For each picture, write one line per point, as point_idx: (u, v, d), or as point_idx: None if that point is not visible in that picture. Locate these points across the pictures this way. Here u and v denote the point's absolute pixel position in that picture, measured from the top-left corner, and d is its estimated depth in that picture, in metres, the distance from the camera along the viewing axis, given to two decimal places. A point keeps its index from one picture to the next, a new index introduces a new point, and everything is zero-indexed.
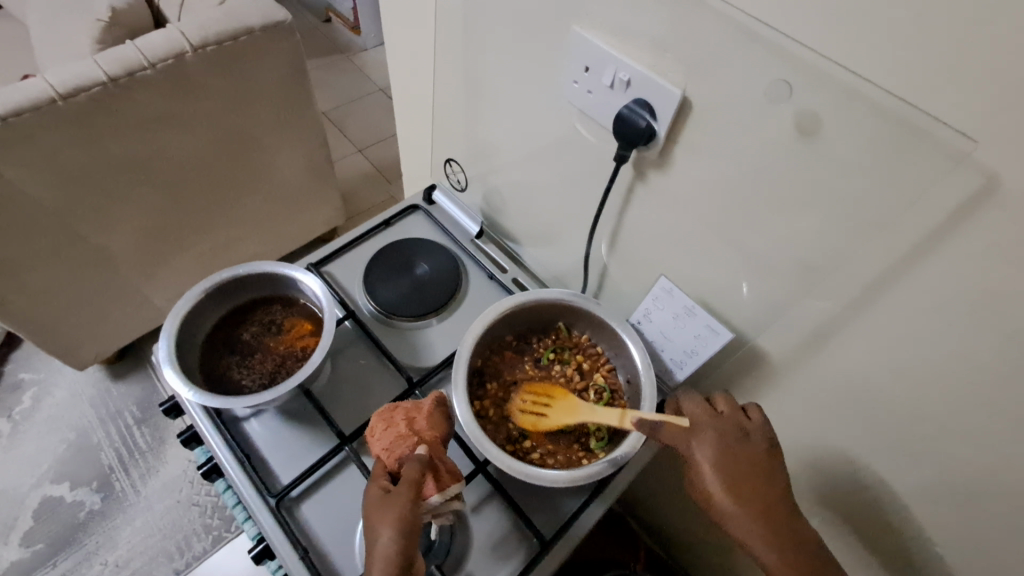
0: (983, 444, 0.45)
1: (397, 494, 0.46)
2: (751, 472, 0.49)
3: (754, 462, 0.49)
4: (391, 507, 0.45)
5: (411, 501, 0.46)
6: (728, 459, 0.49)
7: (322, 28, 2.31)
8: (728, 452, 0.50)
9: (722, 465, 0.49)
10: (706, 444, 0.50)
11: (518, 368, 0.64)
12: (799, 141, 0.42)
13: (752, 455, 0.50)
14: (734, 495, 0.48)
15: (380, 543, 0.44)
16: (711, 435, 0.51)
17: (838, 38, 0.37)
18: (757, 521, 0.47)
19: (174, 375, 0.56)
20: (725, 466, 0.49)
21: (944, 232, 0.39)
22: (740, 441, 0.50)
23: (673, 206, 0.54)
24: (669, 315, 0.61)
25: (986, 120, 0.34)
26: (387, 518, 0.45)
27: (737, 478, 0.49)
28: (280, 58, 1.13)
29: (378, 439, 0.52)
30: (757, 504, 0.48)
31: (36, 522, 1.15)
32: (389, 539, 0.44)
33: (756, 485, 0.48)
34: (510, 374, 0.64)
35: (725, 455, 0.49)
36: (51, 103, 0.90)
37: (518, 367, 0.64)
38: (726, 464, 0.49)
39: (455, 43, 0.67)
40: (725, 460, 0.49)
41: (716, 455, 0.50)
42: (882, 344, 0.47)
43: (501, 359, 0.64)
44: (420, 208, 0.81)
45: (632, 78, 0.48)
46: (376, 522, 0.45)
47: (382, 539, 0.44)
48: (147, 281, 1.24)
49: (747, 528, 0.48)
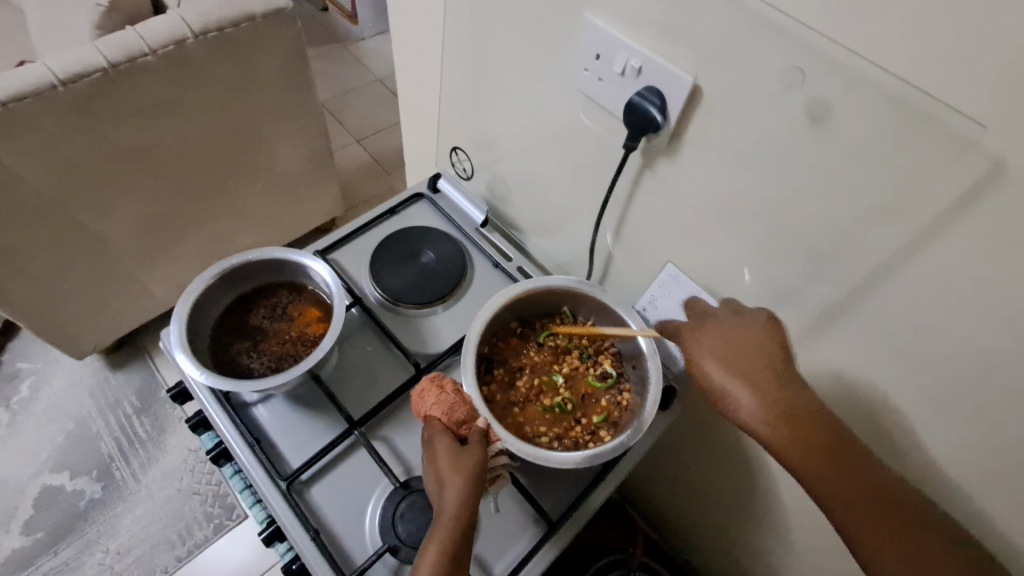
0: (984, 425, 0.46)
1: (471, 452, 0.50)
2: (754, 362, 0.50)
3: (771, 363, 0.49)
4: (464, 461, 0.49)
5: (481, 464, 0.49)
6: (730, 345, 0.51)
7: (320, 17, 2.29)
8: (739, 344, 0.51)
9: (724, 353, 0.51)
10: (715, 337, 0.53)
11: (522, 354, 0.65)
12: (810, 129, 0.42)
13: (756, 351, 0.50)
14: (742, 379, 0.49)
15: (451, 490, 0.47)
16: (713, 329, 0.54)
17: (854, 27, 0.38)
18: (780, 417, 0.46)
19: (186, 358, 0.56)
20: (726, 355, 0.51)
21: (950, 218, 0.40)
22: (742, 333, 0.52)
23: (681, 193, 0.55)
24: (675, 302, 0.62)
25: (996, 107, 0.35)
26: (460, 475, 0.48)
27: (737, 359, 0.50)
28: (282, 45, 1.12)
29: (431, 401, 0.54)
30: (775, 402, 0.47)
31: (36, 511, 1.15)
32: (464, 495, 0.47)
33: (770, 379, 0.48)
34: (516, 360, 0.64)
35: (726, 346, 0.51)
36: (52, 89, 0.89)
37: (523, 354, 0.65)
38: (728, 352, 0.51)
39: (463, 29, 0.67)
40: (726, 349, 0.51)
41: (716, 347, 0.52)
42: (887, 329, 0.48)
43: (507, 346, 0.65)
44: (424, 197, 0.81)
45: (643, 65, 0.49)
46: (448, 473, 0.48)
47: (453, 487, 0.47)
48: (145, 271, 1.24)
49: (739, 390, 0.48)
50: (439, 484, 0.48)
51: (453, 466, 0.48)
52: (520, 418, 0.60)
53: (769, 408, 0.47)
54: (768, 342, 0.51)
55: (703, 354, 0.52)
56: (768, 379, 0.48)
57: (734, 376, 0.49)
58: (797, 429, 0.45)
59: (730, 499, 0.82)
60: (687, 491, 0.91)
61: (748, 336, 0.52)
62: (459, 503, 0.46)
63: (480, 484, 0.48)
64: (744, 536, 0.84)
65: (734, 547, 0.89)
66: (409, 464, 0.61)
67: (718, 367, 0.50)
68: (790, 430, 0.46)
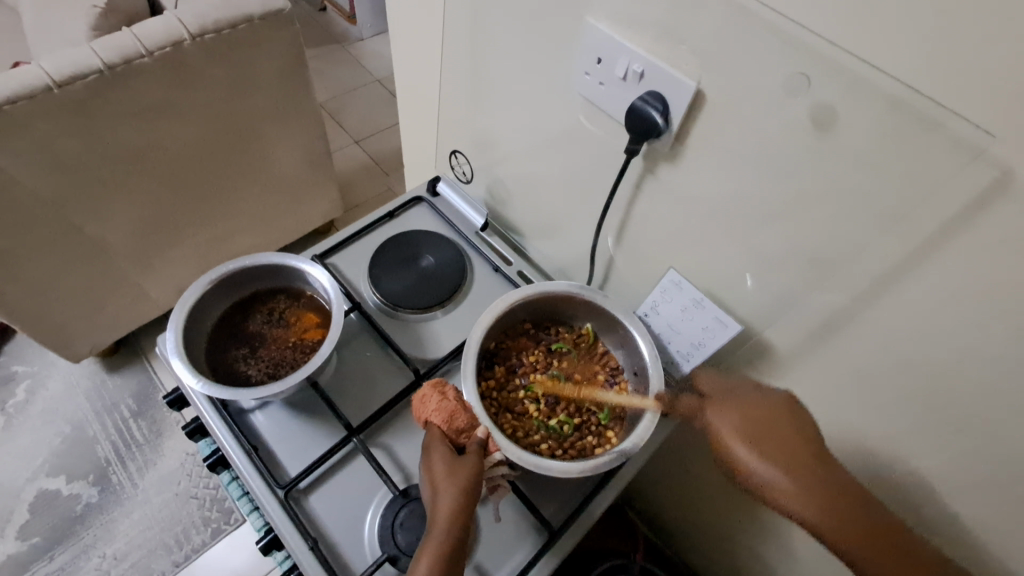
0: (989, 435, 0.46)
1: (466, 462, 0.49)
2: (777, 436, 0.51)
3: (801, 446, 0.50)
4: (459, 470, 0.48)
5: (477, 473, 0.49)
6: (750, 425, 0.52)
7: (318, 17, 2.29)
8: (762, 425, 0.52)
9: (746, 432, 0.52)
10: (738, 414, 0.53)
11: (516, 361, 0.63)
12: (814, 135, 0.42)
13: (779, 424, 0.52)
14: (770, 458, 0.50)
15: (442, 499, 0.47)
16: (735, 407, 0.54)
17: (861, 33, 0.37)
18: (802, 479, 0.48)
19: (182, 365, 0.56)
20: (752, 433, 0.52)
21: (955, 227, 0.39)
22: (764, 408, 0.53)
23: (683, 199, 0.54)
24: (677, 308, 0.61)
25: (1005, 115, 0.34)
26: (454, 485, 0.47)
27: (763, 438, 0.51)
28: (280, 46, 1.11)
29: (432, 409, 0.53)
30: (802, 472, 0.49)
31: (31, 516, 1.14)
32: (456, 506, 0.46)
33: (791, 449, 0.50)
34: (511, 368, 0.63)
35: (750, 424, 0.52)
36: (46, 91, 0.88)
37: (517, 361, 0.64)
38: (752, 433, 0.51)
39: (462, 32, 0.66)
40: (749, 426, 0.52)
41: (742, 428, 0.52)
42: (889, 336, 0.47)
43: (511, 344, 0.64)
44: (423, 200, 0.81)
45: (646, 70, 0.48)
46: (441, 482, 0.48)
47: (444, 497, 0.47)
48: (142, 273, 1.23)
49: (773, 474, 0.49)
50: (433, 492, 0.48)
51: (447, 474, 0.48)
52: (524, 418, 0.60)
53: (794, 477, 0.48)
54: (789, 415, 0.52)
55: (730, 436, 0.52)
56: (795, 453, 0.50)
57: (763, 455, 0.50)
58: (828, 501, 0.47)
59: (731, 504, 0.82)
60: (687, 495, 0.90)
61: (771, 415, 0.52)
62: (451, 512, 0.46)
63: (474, 494, 0.48)
64: (744, 541, 0.84)
65: (734, 552, 0.89)
66: (408, 472, 0.60)
67: (744, 450, 0.51)
68: (825, 503, 0.47)
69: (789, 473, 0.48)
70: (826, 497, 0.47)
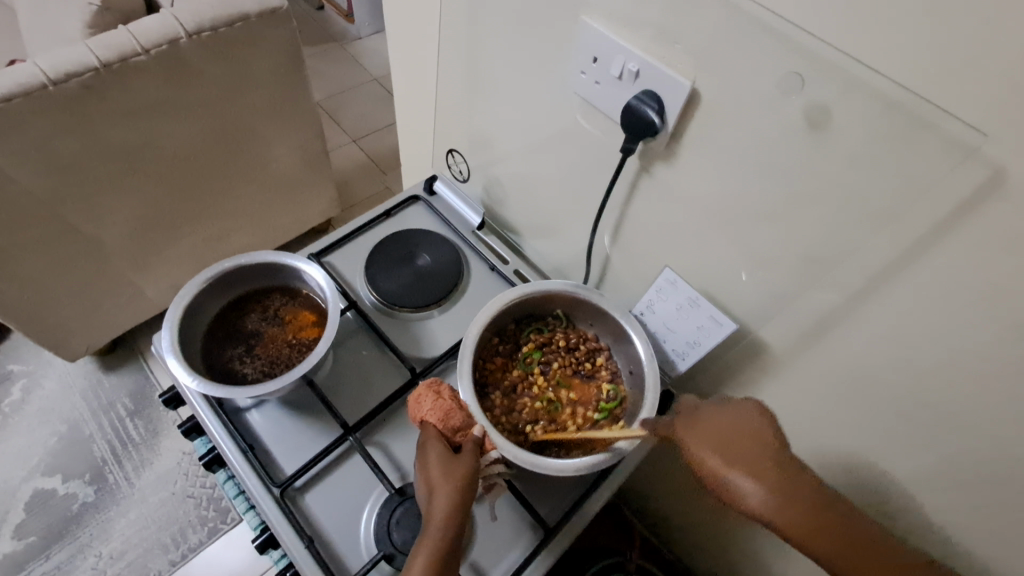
0: (982, 434, 0.46)
1: (462, 462, 0.49)
2: (752, 448, 0.47)
3: (772, 454, 0.46)
4: (454, 470, 0.48)
5: (472, 474, 0.49)
6: (721, 434, 0.49)
7: (315, 15, 2.29)
8: (734, 435, 0.48)
9: (719, 443, 0.48)
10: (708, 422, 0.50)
11: (504, 376, 0.63)
12: (809, 134, 0.42)
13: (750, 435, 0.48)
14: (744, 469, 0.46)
15: (437, 500, 0.46)
16: (705, 417, 0.51)
17: (852, 35, 0.37)
18: (777, 496, 0.44)
19: (177, 364, 0.55)
20: (722, 444, 0.48)
21: (947, 225, 0.39)
22: (737, 418, 0.49)
23: (678, 198, 0.55)
24: (673, 307, 0.61)
25: (999, 115, 0.34)
26: (449, 485, 0.47)
27: (734, 450, 0.47)
28: (277, 44, 1.11)
29: (427, 408, 0.53)
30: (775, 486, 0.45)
31: (27, 515, 1.14)
32: (451, 507, 0.46)
33: (763, 459, 0.46)
34: (502, 384, 0.62)
35: (723, 436, 0.48)
36: (43, 89, 0.88)
37: (505, 377, 0.63)
38: (725, 443, 0.48)
39: (459, 30, 0.66)
40: (720, 438, 0.48)
41: (712, 438, 0.49)
42: (882, 336, 0.48)
43: (496, 366, 0.63)
44: (420, 199, 0.81)
45: (641, 69, 0.48)
46: (436, 482, 0.47)
47: (438, 498, 0.46)
48: (139, 272, 1.23)
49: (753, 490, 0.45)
50: (429, 490, 0.47)
51: (443, 474, 0.48)
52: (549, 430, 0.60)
53: (772, 496, 0.44)
54: (762, 425, 0.48)
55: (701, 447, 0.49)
56: (769, 467, 0.46)
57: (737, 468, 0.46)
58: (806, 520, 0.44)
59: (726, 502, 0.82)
60: (683, 494, 0.90)
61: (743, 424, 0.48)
62: (448, 510, 0.45)
63: (469, 496, 0.47)
64: (740, 539, 0.84)
65: (730, 550, 0.89)
66: (404, 471, 0.60)
67: (716, 461, 0.47)
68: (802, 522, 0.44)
69: (751, 478, 0.45)
70: (783, 496, 0.44)
